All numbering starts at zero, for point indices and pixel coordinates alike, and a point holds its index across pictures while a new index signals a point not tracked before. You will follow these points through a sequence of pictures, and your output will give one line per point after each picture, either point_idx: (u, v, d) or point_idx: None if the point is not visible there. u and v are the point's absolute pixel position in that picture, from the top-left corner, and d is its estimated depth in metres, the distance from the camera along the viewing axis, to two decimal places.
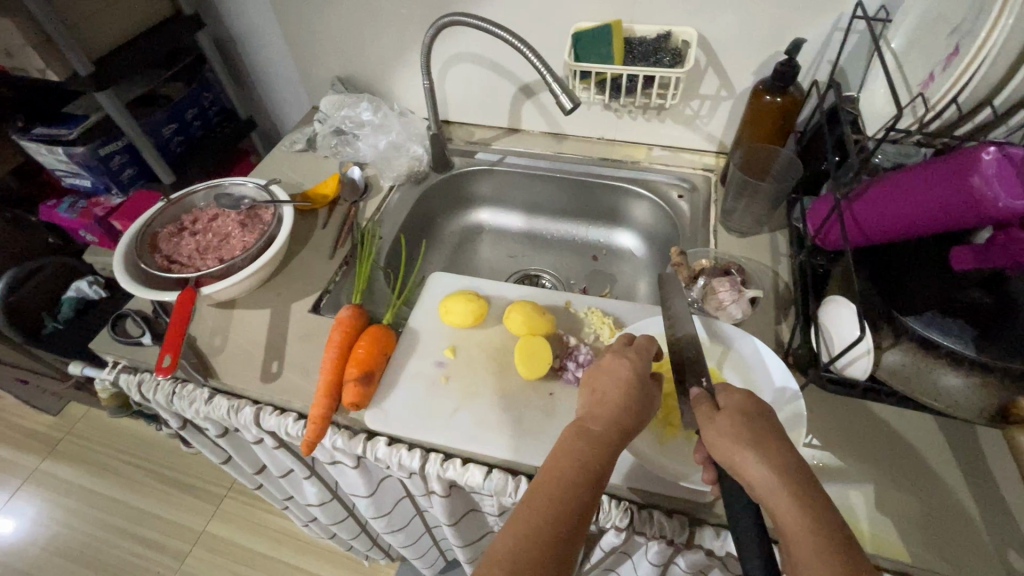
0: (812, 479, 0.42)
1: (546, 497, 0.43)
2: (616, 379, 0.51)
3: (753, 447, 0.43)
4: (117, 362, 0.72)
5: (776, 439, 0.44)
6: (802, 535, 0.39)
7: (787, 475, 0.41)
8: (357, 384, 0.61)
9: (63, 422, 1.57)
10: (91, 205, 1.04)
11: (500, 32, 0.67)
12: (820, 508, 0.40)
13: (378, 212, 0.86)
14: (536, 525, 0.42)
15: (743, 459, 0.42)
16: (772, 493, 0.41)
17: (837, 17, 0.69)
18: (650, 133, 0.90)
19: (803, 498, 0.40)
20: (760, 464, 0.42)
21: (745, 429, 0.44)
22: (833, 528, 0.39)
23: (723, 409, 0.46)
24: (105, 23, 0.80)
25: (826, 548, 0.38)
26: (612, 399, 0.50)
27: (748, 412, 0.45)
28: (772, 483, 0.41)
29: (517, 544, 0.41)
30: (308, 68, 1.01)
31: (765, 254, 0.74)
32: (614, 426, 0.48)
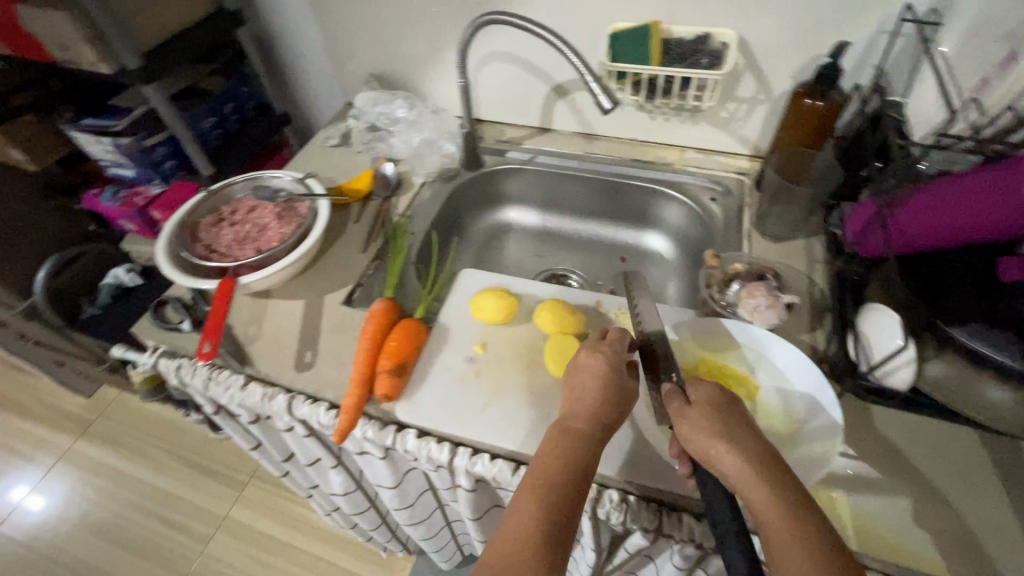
0: (782, 465, 0.44)
1: (538, 499, 0.46)
2: (592, 375, 0.54)
3: (724, 438, 0.45)
4: (157, 347, 0.74)
5: (745, 429, 0.46)
6: (774, 517, 0.40)
7: (756, 461, 0.44)
8: (390, 376, 0.62)
9: (96, 404, 1.62)
10: (132, 195, 1.08)
11: (539, 30, 0.67)
12: (790, 490, 0.42)
13: (409, 208, 0.87)
14: (532, 527, 0.44)
15: (716, 450, 0.45)
16: (745, 479, 0.43)
17: (883, 20, 0.68)
18: (683, 135, 0.89)
19: (774, 482, 0.42)
20: (732, 453, 0.44)
21: (716, 421, 0.46)
22: (804, 507, 0.41)
23: (694, 403, 0.49)
24: (154, 18, 0.83)
25: (799, 526, 0.40)
26: (590, 395, 0.53)
27: (717, 406, 0.48)
28: (744, 469, 0.43)
29: (516, 547, 0.43)
30: (343, 65, 1.02)
31: (801, 259, 0.73)
32: (593, 421, 0.52)
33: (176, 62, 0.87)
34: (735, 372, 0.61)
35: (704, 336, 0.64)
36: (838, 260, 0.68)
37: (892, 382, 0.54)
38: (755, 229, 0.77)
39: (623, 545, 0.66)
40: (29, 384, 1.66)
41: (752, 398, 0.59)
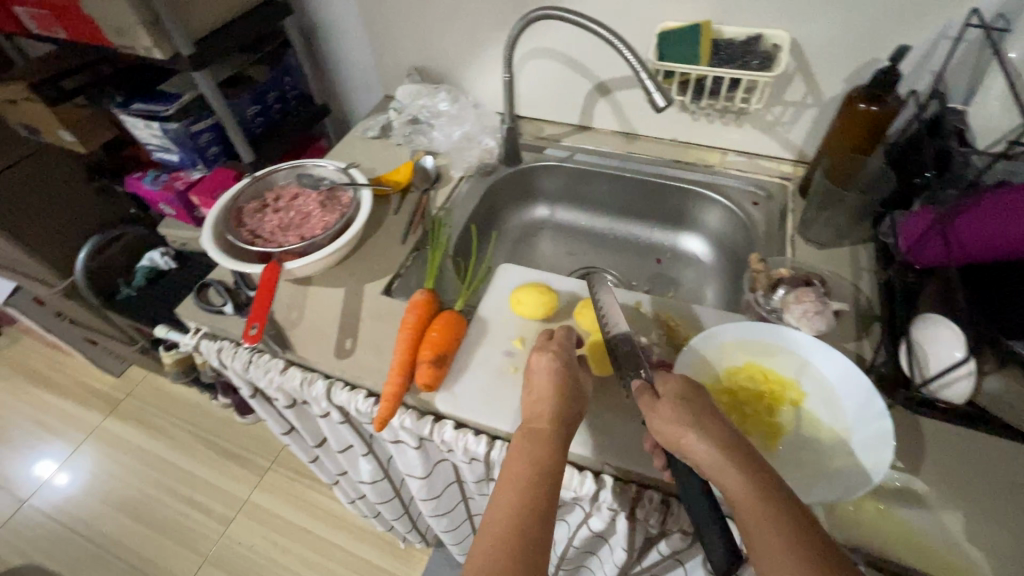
0: (750, 448, 0.46)
1: (512, 500, 0.46)
2: (547, 374, 0.57)
3: (694, 426, 0.47)
4: (199, 328, 0.76)
5: (713, 416, 0.48)
6: (749, 498, 0.42)
7: (725, 445, 0.46)
8: (432, 366, 0.62)
9: (124, 383, 1.66)
10: (173, 179, 1.11)
11: (593, 26, 0.67)
12: (761, 471, 0.44)
13: (448, 201, 0.88)
14: (510, 529, 0.44)
15: (687, 440, 0.47)
16: (715, 464, 0.45)
17: (945, 25, 0.66)
18: (727, 138, 0.88)
19: (744, 464, 0.44)
20: (702, 441, 0.46)
21: (684, 412, 0.48)
22: (775, 487, 0.43)
23: (663, 396, 0.51)
24: (205, 6, 0.84)
25: (772, 506, 0.41)
26: (547, 393, 0.55)
27: (686, 397, 0.50)
28: (714, 456, 0.45)
29: (498, 549, 0.43)
30: (385, 57, 1.03)
31: (847, 267, 0.72)
32: (554, 417, 0.53)
33: (226, 50, 0.88)
34: (779, 378, 0.60)
35: (749, 341, 0.62)
36: (887, 269, 0.66)
37: (949, 395, 0.52)
38: (799, 234, 0.76)
39: (656, 546, 0.65)
40: (62, 362, 1.71)
41: (797, 404, 0.58)
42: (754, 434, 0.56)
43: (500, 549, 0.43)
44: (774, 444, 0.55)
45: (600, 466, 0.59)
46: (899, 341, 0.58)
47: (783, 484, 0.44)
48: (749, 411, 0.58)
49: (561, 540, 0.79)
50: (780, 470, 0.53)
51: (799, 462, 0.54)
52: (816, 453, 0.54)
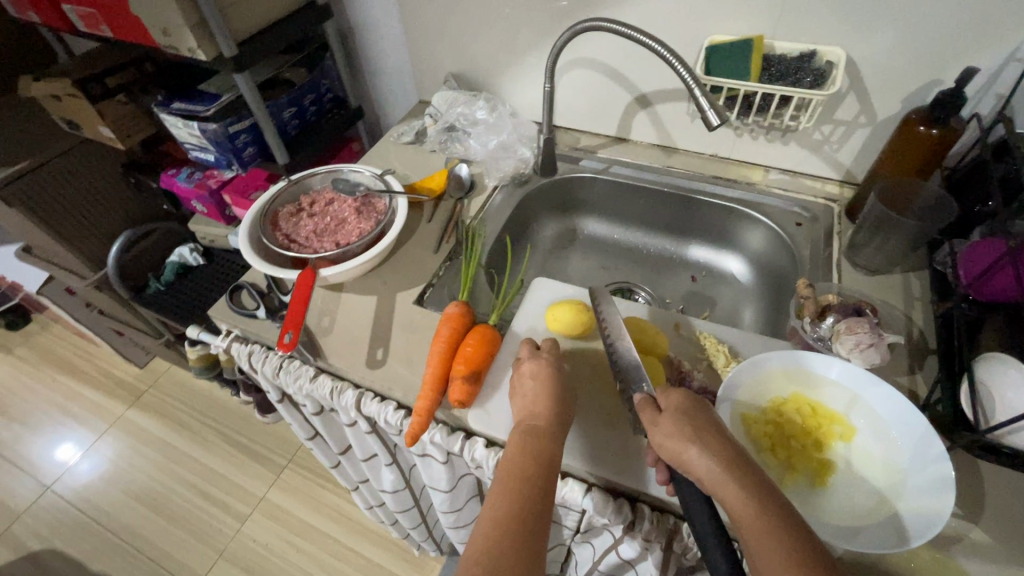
0: (752, 466, 0.45)
1: (508, 495, 0.47)
2: (540, 377, 0.58)
3: (696, 442, 0.46)
4: (230, 331, 0.76)
5: (714, 432, 0.47)
6: (752, 519, 0.41)
7: (727, 461, 0.45)
8: (465, 382, 0.61)
9: (148, 375, 1.68)
10: (206, 177, 1.13)
11: (644, 39, 0.64)
12: (764, 491, 0.43)
13: (481, 210, 0.86)
14: (507, 520, 0.45)
15: (688, 454, 0.46)
16: (716, 481, 0.44)
17: (1016, 46, 0.63)
18: (770, 155, 0.86)
19: (746, 482, 0.43)
20: (703, 456, 0.45)
21: (685, 426, 0.48)
22: (779, 506, 0.42)
23: (664, 411, 0.50)
24: (249, 8, 0.84)
25: (774, 523, 0.41)
26: (541, 396, 0.56)
27: (687, 411, 0.49)
28: (714, 472, 0.44)
29: (496, 539, 0.44)
30: (423, 63, 1.02)
31: (898, 295, 0.69)
32: (549, 416, 0.54)
33: (266, 52, 0.88)
34: (827, 412, 0.57)
35: (796, 369, 0.59)
36: (944, 302, 0.63)
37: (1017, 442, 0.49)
38: (846, 259, 0.73)
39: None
40: (89, 351, 1.73)
41: (846, 440, 0.55)
42: (802, 471, 0.53)
43: (496, 540, 0.44)
44: (824, 482, 0.53)
45: (636, 494, 0.57)
46: (960, 379, 0.55)
47: (786, 502, 0.43)
48: (797, 446, 0.55)
49: (584, 562, 0.77)
50: (832, 512, 0.50)
51: (849, 502, 0.51)
52: (872, 496, 0.51)
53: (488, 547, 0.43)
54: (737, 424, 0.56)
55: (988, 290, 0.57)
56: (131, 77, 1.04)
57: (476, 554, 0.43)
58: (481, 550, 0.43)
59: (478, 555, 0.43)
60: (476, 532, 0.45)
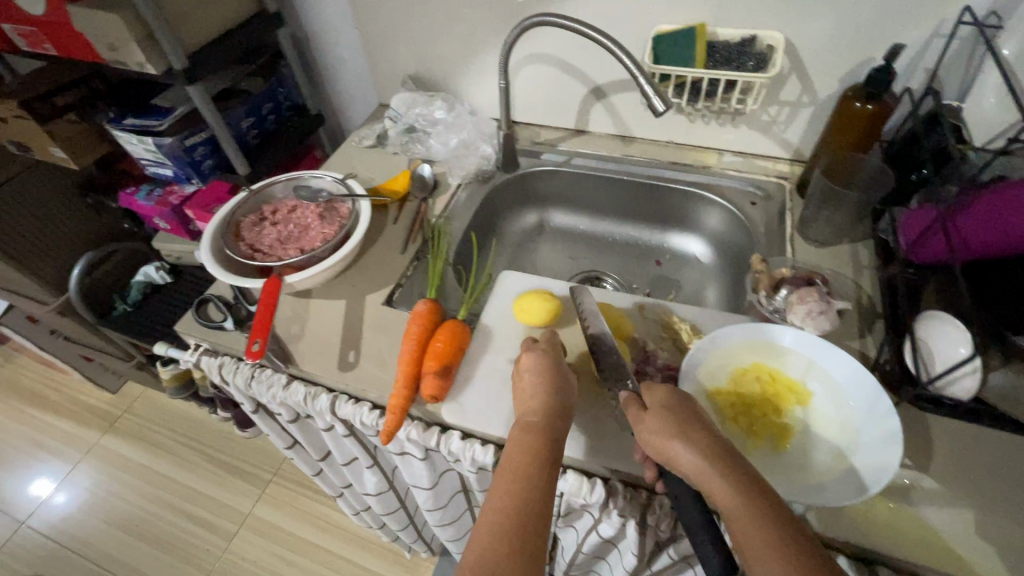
0: (738, 458, 0.46)
1: (507, 493, 0.47)
2: (536, 371, 0.58)
3: (680, 438, 0.47)
4: (199, 344, 0.76)
5: (699, 427, 0.48)
6: (739, 510, 0.42)
7: (712, 456, 0.45)
8: (436, 376, 0.62)
9: (121, 400, 1.64)
10: (167, 194, 1.11)
11: (590, 32, 0.66)
12: (750, 483, 0.44)
13: (446, 209, 0.87)
14: (505, 522, 0.45)
15: (674, 451, 0.47)
16: (703, 475, 0.45)
17: (939, 23, 0.66)
18: (722, 139, 0.89)
19: (732, 475, 0.44)
20: (688, 452, 0.46)
21: (670, 423, 0.48)
22: (764, 495, 0.43)
23: (649, 408, 0.51)
24: (197, 20, 0.83)
25: (761, 514, 0.41)
26: (538, 390, 0.56)
27: (671, 407, 0.50)
28: (700, 465, 0.45)
29: (494, 540, 0.43)
30: (380, 66, 1.03)
31: (847, 265, 0.72)
32: (547, 411, 0.54)
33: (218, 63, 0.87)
34: (786, 380, 0.60)
35: (756, 341, 0.62)
36: (888, 266, 0.67)
37: (955, 392, 0.52)
38: (798, 233, 0.77)
39: (667, 550, 0.65)
40: (57, 380, 1.69)
41: (803, 405, 0.58)
42: (765, 437, 0.56)
43: (495, 541, 0.43)
44: (784, 445, 0.55)
45: (609, 472, 0.58)
46: (904, 338, 0.58)
47: (770, 491, 0.44)
48: (758, 414, 0.58)
49: (569, 546, 0.78)
50: (793, 473, 0.53)
51: (807, 463, 0.54)
52: (830, 455, 0.54)
53: (485, 547, 0.43)
54: (700, 397, 0.58)
55: (931, 257, 0.59)
56: (80, 96, 1.02)
57: (476, 551, 0.43)
58: (482, 547, 0.43)
59: (480, 549, 0.43)
60: (477, 529, 0.45)
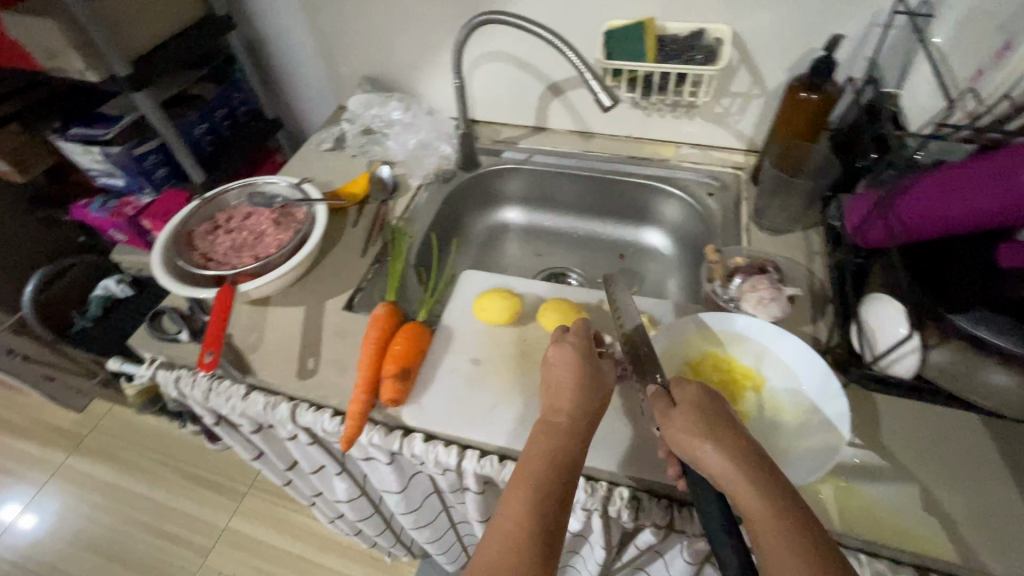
0: (767, 463, 0.44)
1: (525, 497, 0.46)
2: (565, 366, 0.55)
3: (711, 438, 0.45)
4: (154, 358, 0.72)
5: (731, 429, 0.46)
6: (765, 518, 0.40)
7: (742, 460, 0.43)
8: (395, 380, 0.61)
9: (87, 419, 1.59)
10: (122, 205, 1.06)
11: (538, 30, 0.67)
12: (779, 491, 0.42)
13: (407, 210, 0.87)
14: (521, 527, 0.44)
15: (703, 451, 0.45)
16: (730, 479, 0.43)
17: (875, 13, 0.68)
18: (678, 132, 0.90)
19: (762, 481, 0.42)
20: (718, 454, 0.44)
21: (701, 422, 0.46)
22: (791, 503, 0.41)
23: (678, 405, 0.49)
24: (139, 25, 0.81)
25: (788, 525, 0.40)
26: (567, 385, 0.54)
27: (702, 406, 0.48)
28: (730, 469, 0.43)
29: (509, 545, 0.43)
30: (336, 68, 1.01)
31: (799, 251, 0.74)
32: (573, 412, 0.52)
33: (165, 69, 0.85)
34: (740, 367, 0.61)
35: (709, 330, 0.63)
36: (836, 252, 0.68)
37: (898, 370, 0.54)
38: (753, 222, 0.78)
39: (634, 541, 0.65)
40: (18, 401, 1.62)
41: (758, 391, 0.59)
42: None
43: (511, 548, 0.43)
44: None
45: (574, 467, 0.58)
46: (851, 321, 0.60)
47: (797, 499, 0.42)
48: None
49: None
50: None
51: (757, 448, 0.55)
52: (781, 437, 0.55)
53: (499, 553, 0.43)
54: None
55: (881, 245, 0.60)
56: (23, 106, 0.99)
57: (490, 555, 0.43)
58: (494, 550, 0.43)
59: (495, 554, 0.43)
60: (490, 531, 0.45)
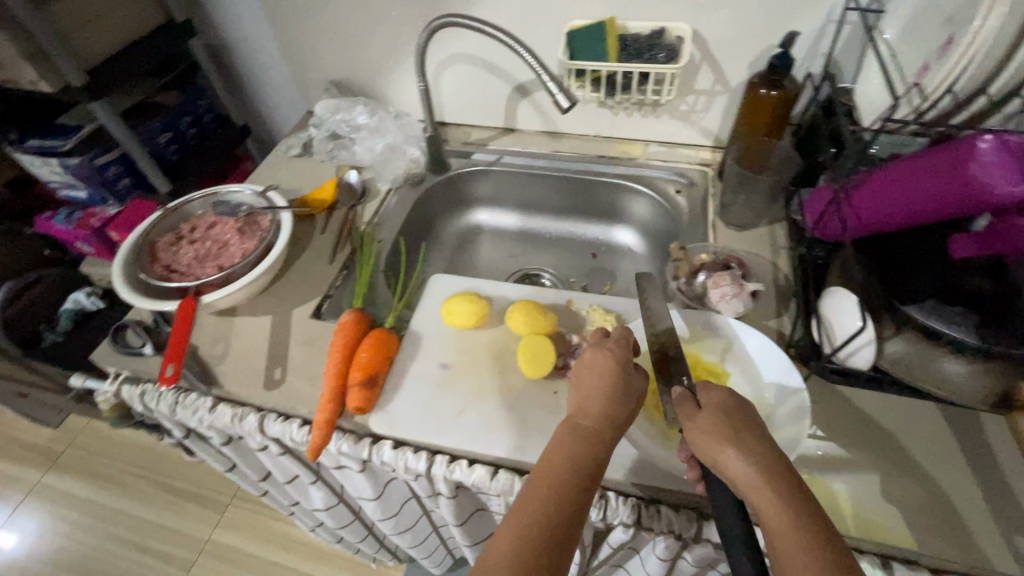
0: (792, 473, 0.42)
1: (541, 500, 0.43)
2: (600, 368, 0.51)
3: (734, 443, 0.43)
4: (119, 373, 0.71)
5: (757, 435, 0.44)
6: (786, 528, 0.38)
7: (765, 469, 0.41)
8: (362, 389, 0.61)
9: (63, 434, 1.56)
10: (86, 216, 1.04)
11: (497, 33, 0.67)
12: (803, 504, 0.39)
13: (376, 215, 0.86)
14: (532, 530, 0.41)
15: (725, 455, 0.42)
16: (752, 487, 0.41)
17: (829, 9, 0.69)
18: (645, 130, 0.90)
19: (784, 491, 0.40)
20: (741, 460, 0.42)
21: (725, 426, 0.44)
22: (815, 517, 0.39)
23: (704, 407, 0.46)
24: (93, 34, 0.80)
25: (810, 539, 0.37)
26: (598, 389, 0.50)
27: (728, 409, 0.46)
28: (752, 477, 0.41)
29: (520, 547, 0.40)
30: (302, 73, 1.00)
31: (765, 246, 0.75)
32: (602, 419, 0.48)
33: (123, 78, 0.84)
34: (705, 363, 0.61)
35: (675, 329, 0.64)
36: (798, 246, 0.69)
37: (855, 362, 0.56)
38: (719, 219, 0.79)
39: (607, 540, 0.66)
40: None
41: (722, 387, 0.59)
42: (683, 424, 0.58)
43: (520, 551, 0.40)
44: None
45: None
46: (812, 316, 0.61)
47: (821, 513, 0.39)
48: None
49: None
50: None
51: None
52: None
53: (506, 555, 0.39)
54: None
55: (842, 238, 0.60)
56: None
57: (497, 556, 0.40)
58: (502, 552, 0.40)
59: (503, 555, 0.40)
60: (499, 532, 0.41)
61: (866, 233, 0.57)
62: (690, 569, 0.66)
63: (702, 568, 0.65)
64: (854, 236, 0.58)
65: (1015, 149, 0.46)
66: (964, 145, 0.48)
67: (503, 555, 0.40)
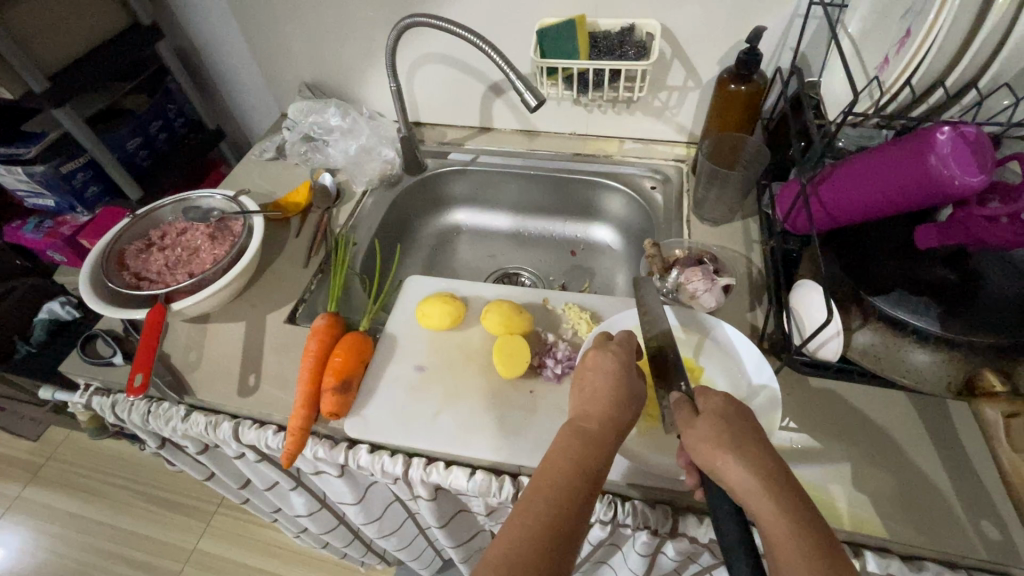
0: (791, 480, 0.42)
1: (543, 501, 0.42)
2: (605, 371, 0.51)
3: (733, 450, 0.43)
4: (89, 384, 0.71)
5: (756, 442, 0.44)
6: (786, 536, 0.38)
7: (764, 476, 0.41)
8: (335, 393, 0.60)
9: (42, 447, 1.53)
10: (58, 224, 1.03)
11: (466, 33, 0.66)
12: (802, 510, 0.39)
13: (352, 217, 0.86)
14: (533, 532, 0.41)
15: (724, 462, 0.42)
16: (751, 494, 0.41)
17: (795, 5, 0.70)
18: (620, 127, 0.90)
19: (783, 498, 0.40)
20: (741, 468, 0.41)
21: (725, 433, 0.44)
22: (814, 524, 0.39)
23: (702, 413, 0.46)
24: (54, 38, 0.78)
25: (809, 545, 0.37)
26: (602, 392, 0.50)
27: (726, 416, 0.46)
28: (751, 484, 0.41)
29: (520, 548, 0.40)
30: (274, 75, 0.99)
31: (738, 241, 0.75)
32: (606, 422, 0.48)
33: (88, 83, 0.82)
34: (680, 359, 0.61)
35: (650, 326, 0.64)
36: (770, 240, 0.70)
37: (824, 353, 0.55)
38: (694, 214, 0.79)
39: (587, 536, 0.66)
40: None
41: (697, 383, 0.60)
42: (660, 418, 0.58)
43: (519, 552, 0.39)
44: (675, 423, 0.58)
45: (516, 469, 0.58)
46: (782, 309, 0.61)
47: (819, 519, 0.40)
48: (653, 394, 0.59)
49: None
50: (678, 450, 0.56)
51: None
52: None
53: (505, 557, 0.39)
54: None
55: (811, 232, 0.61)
56: None
57: (496, 558, 0.39)
58: (504, 555, 0.39)
59: (504, 557, 0.39)
60: (500, 536, 0.41)
61: (833, 226, 0.58)
62: (671, 563, 0.66)
63: (682, 561, 0.65)
64: (824, 229, 0.59)
65: (972, 140, 0.46)
66: (923, 138, 0.48)
67: (503, 557, 0.39)
